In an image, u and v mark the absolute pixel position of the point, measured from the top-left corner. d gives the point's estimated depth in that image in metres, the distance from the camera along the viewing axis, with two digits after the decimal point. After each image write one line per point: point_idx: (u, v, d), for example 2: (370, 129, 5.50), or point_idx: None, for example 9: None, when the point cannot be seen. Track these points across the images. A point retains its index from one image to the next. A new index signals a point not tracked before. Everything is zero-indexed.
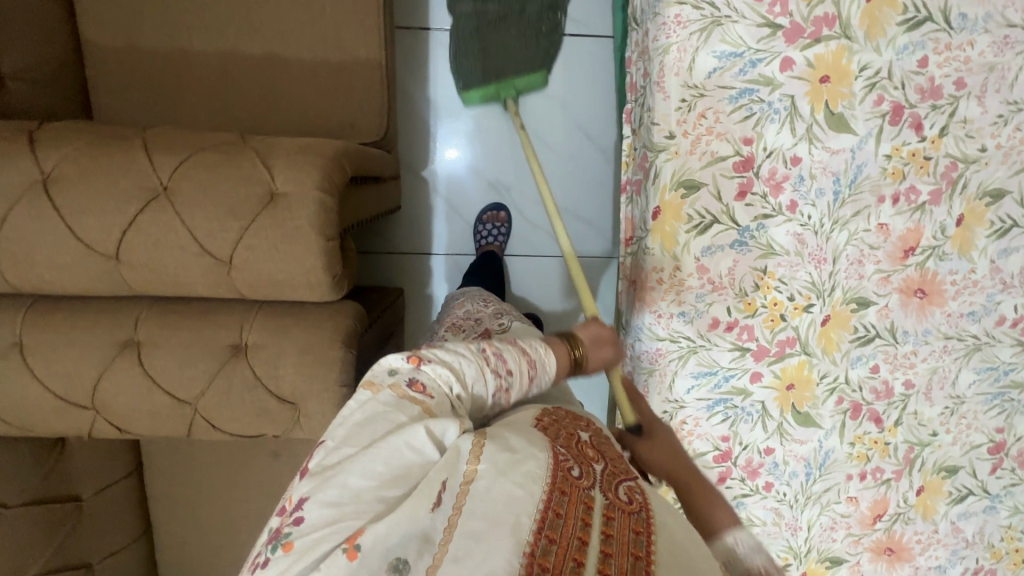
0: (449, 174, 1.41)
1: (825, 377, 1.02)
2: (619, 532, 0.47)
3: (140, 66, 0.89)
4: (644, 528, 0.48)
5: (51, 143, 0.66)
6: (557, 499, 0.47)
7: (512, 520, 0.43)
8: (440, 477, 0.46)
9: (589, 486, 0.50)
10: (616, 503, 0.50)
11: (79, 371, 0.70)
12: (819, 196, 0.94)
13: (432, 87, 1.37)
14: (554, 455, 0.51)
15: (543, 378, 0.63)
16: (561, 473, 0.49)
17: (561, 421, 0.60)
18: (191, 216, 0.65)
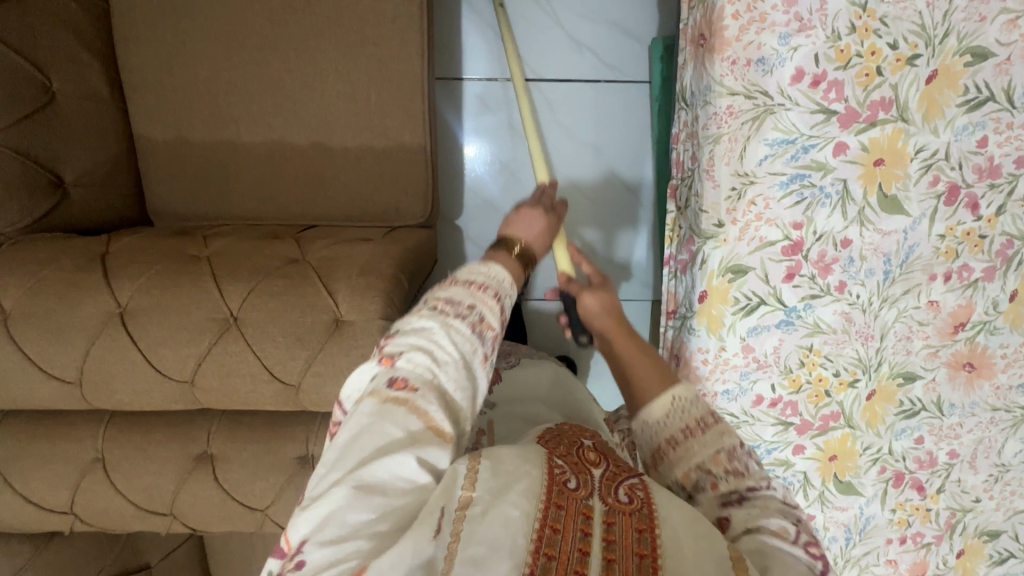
0: (482, 222, 1.41)
1: (868, 449, 1.02)
2: (621, 537, 0.45)
3: (189, 159, 0.90)
4: (646, 526, 0.45)
5: (124, 274, 0.69)
6: (553, 514, 0.44)
7: (510, 543, 0.42)
8: (437, 508, 0.44)
9: (587, 496, 0.48)
10: (615, 506, 0.47)
11: (157, 484, 0.73)
12: (869, 276, 0.93)
13: (464, 138, 1.37)
14: (549, 468, 0.49)
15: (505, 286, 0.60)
16: (556, 487, 0.47)
17: (563, 437, 0.61)
18: (261, 346, 0.67)
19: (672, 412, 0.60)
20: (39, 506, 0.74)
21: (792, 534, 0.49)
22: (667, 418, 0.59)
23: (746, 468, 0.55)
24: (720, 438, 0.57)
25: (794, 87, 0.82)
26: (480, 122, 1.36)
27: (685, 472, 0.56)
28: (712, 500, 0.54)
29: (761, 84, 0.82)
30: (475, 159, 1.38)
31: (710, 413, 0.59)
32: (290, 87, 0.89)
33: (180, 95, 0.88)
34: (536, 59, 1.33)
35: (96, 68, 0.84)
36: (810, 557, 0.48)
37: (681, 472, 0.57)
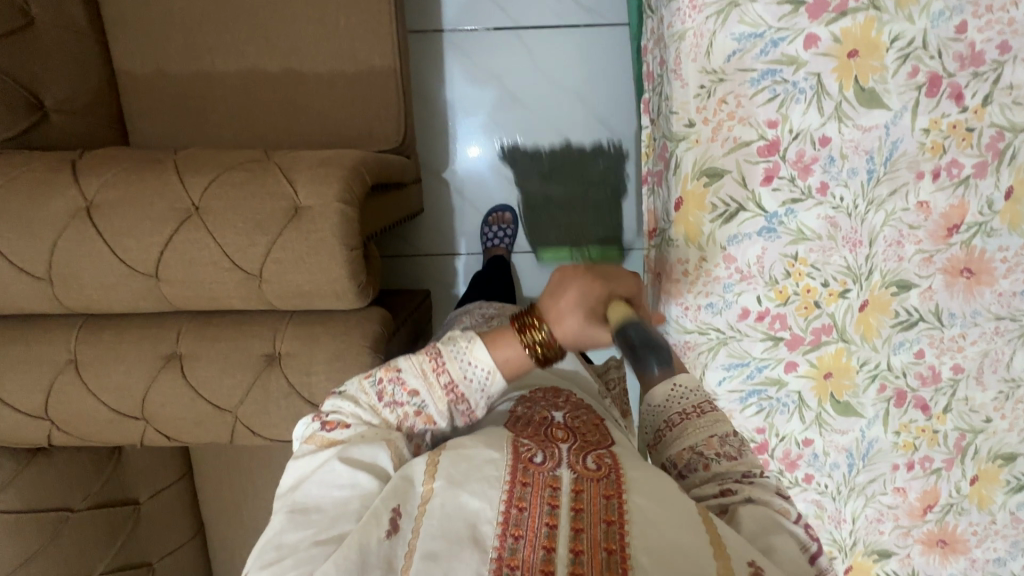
0: (469, 174, 1.42)
1: (865, 364, 0.98)
2: (590, 503, 0.49)
3: (167, 90, 0.93)
4: (614, 491, 0.50)
5: (91, 172, 0.70)
6: (519, 493, 0.49)
7: (472, 532, 0.46)
8: (389, 505, 0.49)
9: (554, 467, 0.52)
10: (583, 473, 0.52)
11: (127, 385, 0.74)
12: (852, 176, 0.90)
13: (461, 121, 1.39)
14: (515, 449, 0.54)
15: (469, 379, 0.58)
16: (522, 464, 0.52)
17: (534, 411, 0.64)
18: (221, 234, 0.68)
19: (672, 398, 0.59)
20: (16, 412, 0.75)
21: (792, 512, 0.52)
22: (667, 404, 0.59)
23: (738, 452, 0.57)
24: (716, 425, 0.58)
25: None
26: (462, 70, 1.37)
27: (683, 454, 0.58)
28: (704, 480, 0.55)
29: None
30: (473, 146, 1.40)
31: (708, 401, 0.59)
32: (261, 14, 0.91)
33: (157, 26, 0.91)
34: (515, 8, 1.34)
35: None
36: (806, 536, 0.51)
37: (675, 452, 0.58)
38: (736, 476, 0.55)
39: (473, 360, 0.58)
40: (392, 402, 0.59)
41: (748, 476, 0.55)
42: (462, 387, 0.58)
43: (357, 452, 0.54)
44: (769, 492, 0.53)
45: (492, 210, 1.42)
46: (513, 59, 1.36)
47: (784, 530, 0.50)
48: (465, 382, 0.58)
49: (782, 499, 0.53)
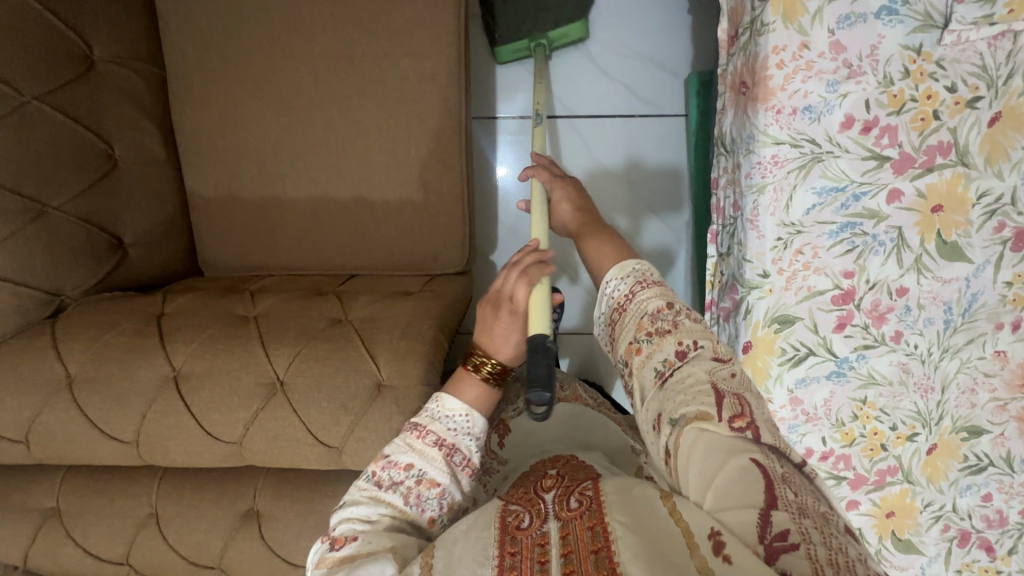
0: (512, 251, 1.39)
1: (929, 505, 0.96)
2: (578, 542, 0.49)
3: (238, 214, 0.94)
4: (597, 520, 0.50)
5: (179, 339, 0.71)
6: (508, 562, 0.49)
7: None
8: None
9: (541, 525, 0.53)
10: (568, 517, 0.53)
11: (205, 542, 0.74)
12: (927, 325, 0.88)
13: (497, 159, 1.35)
14: (501, 518, 0.55)
15: (454, 428, 0.62)
16: (509, 534, 0.52)
17: (527, 479, 0.68)
18: (306, 412, 0.68)
19: (606, 295, 0.67)
20: (96, 560, 0.77)
21: (714, 413, 0.53)
22: (601, 304, 0.68)
23: (670, 324, 0.60)
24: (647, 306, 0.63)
25: (844, 134, 0.80)
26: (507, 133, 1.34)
27: (624, 348, 0.63)
28: (643, 368, 0.60)
29: (808, 132, 0.79)
30: (503, 178, 1.36)
31: (635, 284, 0.65)
32: (332, 144, 0.92)
33: (230, 155, 0.92)
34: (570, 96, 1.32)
35: (152, 131, 0.88)
36: (738, 430, 0.52)
37: (620, 349, 0.64)
38: (669, 360, 0.59)
39: (450, 410, 0.63)
40: (389, 482, 0.58)
41: (680, 361, 0.58)
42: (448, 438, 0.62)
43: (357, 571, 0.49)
44: (697, 392, 0.55)
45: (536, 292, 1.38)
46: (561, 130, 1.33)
47: (727, 454, 0.50)
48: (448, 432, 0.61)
49: (715, 396, 0.54)
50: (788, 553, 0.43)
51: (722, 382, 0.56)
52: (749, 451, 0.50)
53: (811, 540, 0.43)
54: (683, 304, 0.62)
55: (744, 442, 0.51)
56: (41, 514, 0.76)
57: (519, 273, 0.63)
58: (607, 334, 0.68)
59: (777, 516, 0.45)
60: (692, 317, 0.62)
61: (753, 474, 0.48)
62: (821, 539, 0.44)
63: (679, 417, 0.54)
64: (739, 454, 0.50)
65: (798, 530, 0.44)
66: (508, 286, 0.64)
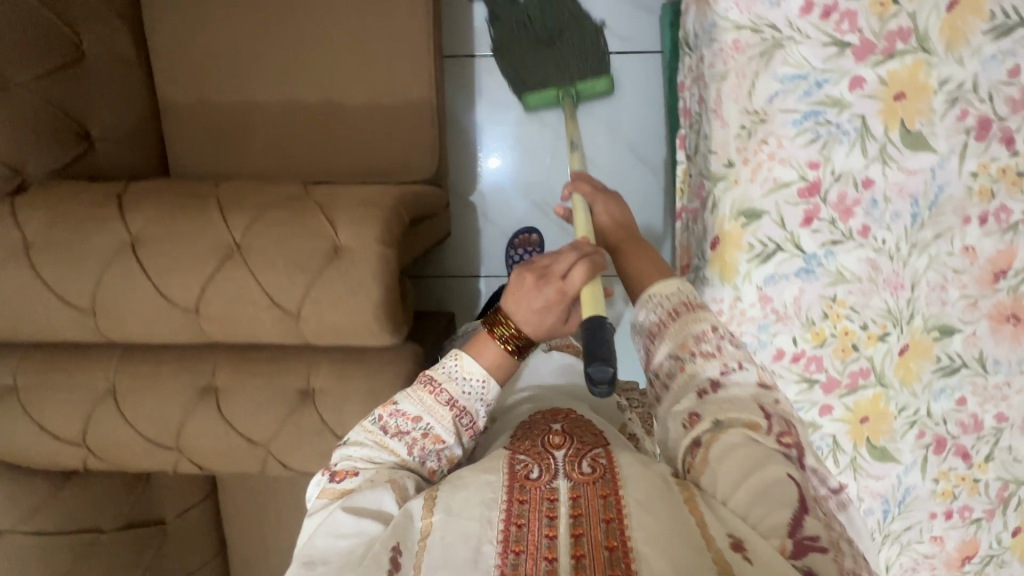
0: (496, 197, 1.41)
1: (903, 410, 0.95)
2: (588, 507, 0.50)
3: (209, 119, 0.95)
4: (611, 490, 0.51)
5: (137, 207, 0.71)
6: (518, 510, 0.50)
7: (474, 550, 0.47)
8: (389, 544, 0.49)
9: (551, 480, 0.53)
10: (579, 479, 0.53)
11: (165, 416, 0.74)
12: (894, 219, 0.88)
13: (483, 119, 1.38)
14: (511, 467, 0.54)
15: (467, 392, 0.62)
16: (519, 482, 0.53)
17: (532, 426, 0.64)
18: (262, 273, 0.68)
19: (647, 308, 0.67)
20: (56, 439, 0.76)
21: (763, 425, 0.54)
22: (646, 314, 0.67)
23: (717, 348, 0.61)
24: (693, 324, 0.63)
25: (804, 19, 0.80)
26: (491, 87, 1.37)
27: (663, 356, 0.63)
28: (682, 382, 0.60)
29: (768, 17, 0.80)
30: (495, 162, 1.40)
31: (683, 304, 0.65)
32: (302, 47, 0.93)
33: (201, 58, 0.93)
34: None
35: (122, 30, 0.90)
36: (780, 445, 0.54)
37: (657, 362, 0.63)
38: (710, 378, 0.59)
39: (464, 373, 0.62)
40: (397, 430, 0.60)
41: (722, 379, 0.59)
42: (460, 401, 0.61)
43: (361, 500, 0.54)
44: (747, 408, 0.56)
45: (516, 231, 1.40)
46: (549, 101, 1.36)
47: (764, 460, 0.51)
48: (460, 395, 0.61)
49: (760, 414, 0.55)
50: (814, 553, 0.46)
51: (769, 406, 0.57)
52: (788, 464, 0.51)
53: (841, 555, 0.46)
54: (728, 331, 0.63)
55: (782, 455, 0.53)
56: None
57: (580, 257, 0.60)
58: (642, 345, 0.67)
59: (811, 525, 0.47)
60: (733, 343, 0.62)
61: (790, 487, 0.49)
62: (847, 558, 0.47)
63: (723, 420, 0.55)
64: (780, 463, 0.51)
65: (828, 538, 0.47)
66: (559, 265, 0.60)
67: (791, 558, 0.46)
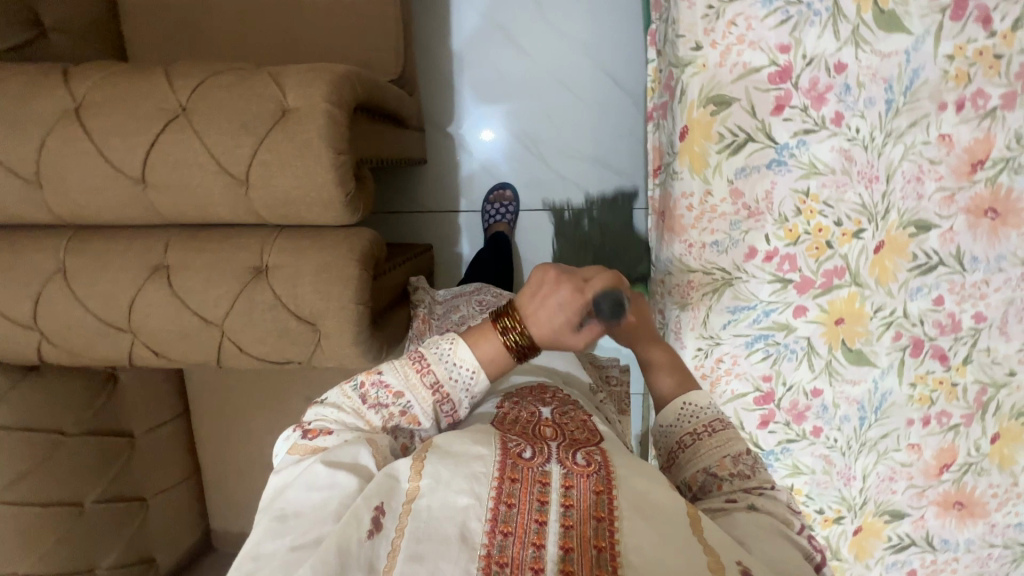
0: (482, 151, 1.40)
1: (879, 311, 0.93)
2: (580, 499, 0.48)
3: (168, 18, 0.93)
4: (605, 487, 0.49)
5: (82, 74, 0.69)
6: (508, 489, 0.48)
7: (460, 529, 0.44)
8: (372, 504, 0.47)
9: (543, 463, 0.51)
10: (574, 469, 0.51)
11: (115, 293, 0.73)
12: (869, 107, 0.85)
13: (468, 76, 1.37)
14: (504, 445, 0.53)
15: (455, 380, 0.58)
16: (511, 459, 0.51)
17: (520, 406, 0.64)
18: (208, 135, 0.66)
19: (682, 418, 0.60)
20: (7, 320, 0.75)
21: (795, 523, 0.51)
22: (677, 423, 0.60)
23: (753, 471, 0.56)
24: (730, 444, 0.58)
25: None
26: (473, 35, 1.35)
27: (693, 476, 0.57)
28: (714, 499, 0.54)
29: None
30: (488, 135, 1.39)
31: (720, 420, 0.59)
32: None
33: None
34: (548, 18, 1.33)
35: None
36: (811, 547, 0.50)
37: (689, 473, 0.57)
38: (748, 487, 0.54)
39: (457, 361, 0.58)
40: (375, 403, 0.59)
41: (760, 488, 0.54)
42: (446, 385, 0.58)
43: (341, 455, 0.53)
44: (782, 510, 0.52)
45: (491, 188, 1.40)
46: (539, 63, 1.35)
47: (789, 542, 0.48)
48: (447, 380, 0.58)
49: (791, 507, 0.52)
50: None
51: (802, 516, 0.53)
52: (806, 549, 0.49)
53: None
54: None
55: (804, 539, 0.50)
56: None
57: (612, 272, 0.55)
58: (668, 451, 0.61)
59: None
60: None
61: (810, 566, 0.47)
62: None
63: (759, 507, 0.51)
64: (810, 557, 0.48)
65: None
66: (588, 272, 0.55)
67: None
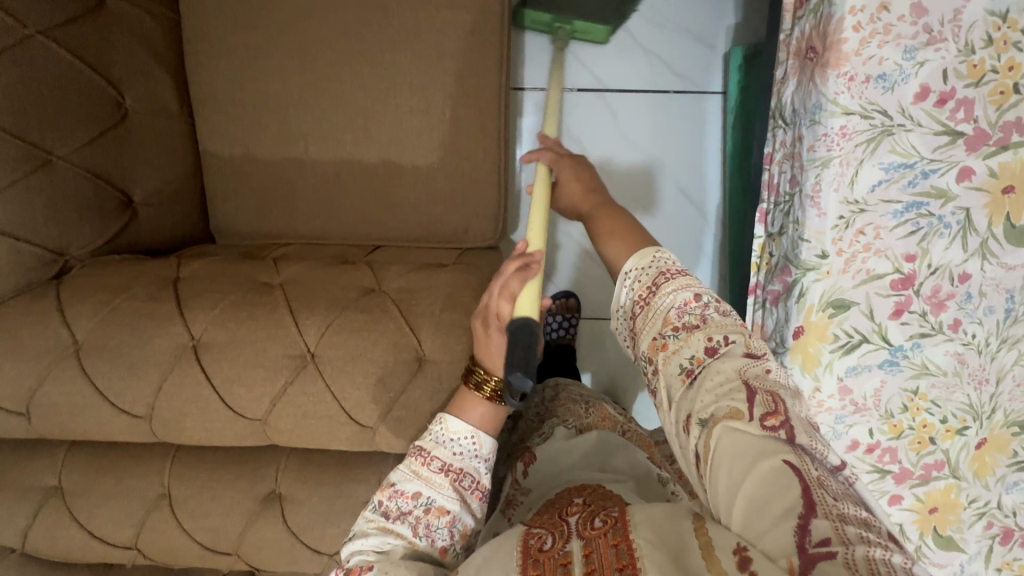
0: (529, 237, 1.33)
1: (973, 501, 0.92)
2: (601, 563, 0.48)
3: (255, 177, 0.88)
4: (622, 538, 0.49)
5: (199, 304, 0.65)
6: None
7: None
8: None
9: (564, 544, 0.51)
10: (592, 535, 0.51)
11: (224, 525, 0.69)
12: (987, 314, 0.84)
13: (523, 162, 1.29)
14: (524, 538, 0.53)
15: (460, 453, 0.58)
16: (531, 556, 0.51)
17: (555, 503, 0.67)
18: (340, 387, 0.63)
19: (627, 290, 0.66)
20: (103, 541, 0.71)
21: (744, 409, 0.51)
22: (624, 301, 0.66)
23: (698, 318, 0.59)
24: (669, 302, 0.61)
25: (917, 106, 0.74)
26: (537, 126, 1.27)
27: (648, 344, 0.61)
28: (670, 365, 0.58)
29: (879, 103, 0.74)
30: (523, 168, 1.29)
31: (660, 277, 0.63)
32: (359, 101, 0.85)
33: (250, 112, 0.86)
34: (620, 130, 1.27)
35: (165, 78, 0.84)
36: (770, 429, 0.50)
37: (644, 345, 0.62)
38: (696, 356, 0.57)
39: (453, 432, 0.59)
40: (397, 513, 0.56)
41: (708, 357, 0.56)
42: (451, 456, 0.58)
43: None
44: (727, 388, 0.53)
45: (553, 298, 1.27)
46: (592, 105, 1.27)
47: (760, 458, 0.48)
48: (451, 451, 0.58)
49: (744, 392, 0.52)
50: (824, 562, 0.41)
51: (752, 378, 0.54)
52: (781, 451, 0.48)
53: (852, 545, 0.41)
54: (713, 296, 0.60)
55: (776, 442, 0.49)
56: (40, 493, 0.70)
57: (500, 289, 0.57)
58: (628, 329, 0.66)
59: (819, 525, 0.43)
60: (720, 311, 0.59)
61: (789, 477, 0.46)
62: (858, 537, 0.42)
63: (707, 417, 0.53)
64: (774, 456, 0.48)
65: (839, 538, 0.42)
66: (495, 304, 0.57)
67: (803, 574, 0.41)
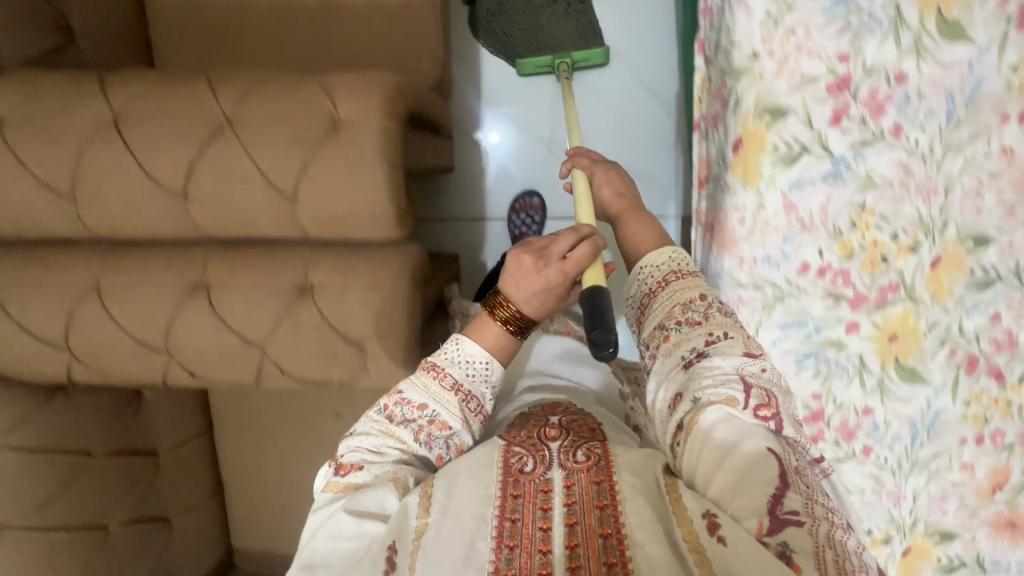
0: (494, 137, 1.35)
1: (934, 326, 0.90)
2: (582, 496, 0.55)
3: (215, 30, 1.03)
4: (604, 477, 0.56)
5: (124, 85, 0.81)
6: (512, 507, 0.55)
7: (472, 534, 0.53)
8: (385, 544, 0.53)
9: (544, 472, 0.58)
10: (574, 468, 0.58)
11: (159, 314, 0.86)
12: (929, 117, 0.82)
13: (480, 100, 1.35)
14: (505, 462, 0.60)
15: (472, 374, 0.64)
16: (513, 476, 0.58)
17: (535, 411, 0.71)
18: (256, 149, 0.79)
19: (641, 280, 0.69)
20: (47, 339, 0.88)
21: (740, 399, 0.54)
22: (636, 288, 0.69)
23: (704, 316, 0.61)
24: (680, 294, 0.64)
25: None
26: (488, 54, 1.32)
27: (650, 331, 0.65)
28: (668, 352, 0.61)
29: None
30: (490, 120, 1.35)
31: (672, 275, 0.66)
32: None
33: None
34: None
35: None
36: (759, 418, 0.53)
37: (647, 331, 0.65)
38: (696, 348, 0.59)
39: (468, 356, 0.65)
40: (402, 419, 0.63)
41: (708, 349, 0.58)
42: (461, 381, 0.64)
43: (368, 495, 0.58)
44: (725, 378, 0.55)
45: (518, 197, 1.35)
46: None
47: (745, 436, 0.52)
48: (463, 376, 0.64)
49: (741, 384, 0.55)
50: (791, 527, 0.45)
51: (749, 377, 0.56)
52: (767, 438, 0.52)
53: (816, 519, 0.46)
54: (717, 298, 0.63)
55: (764, 430, 0.52)
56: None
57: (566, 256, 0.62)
58: (636, 313, 0.69)
59: (790, 499, 0.47)
60: (723, 310, 0.62)
61: (770, 460, 0.50)
62: (822, 514, 0.47)
63: (701, 397, 0.54)
64: (758, 440, 0.51)
65: (806, 511, 0.46)
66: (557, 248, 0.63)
67: (768, 535, 0.46)
